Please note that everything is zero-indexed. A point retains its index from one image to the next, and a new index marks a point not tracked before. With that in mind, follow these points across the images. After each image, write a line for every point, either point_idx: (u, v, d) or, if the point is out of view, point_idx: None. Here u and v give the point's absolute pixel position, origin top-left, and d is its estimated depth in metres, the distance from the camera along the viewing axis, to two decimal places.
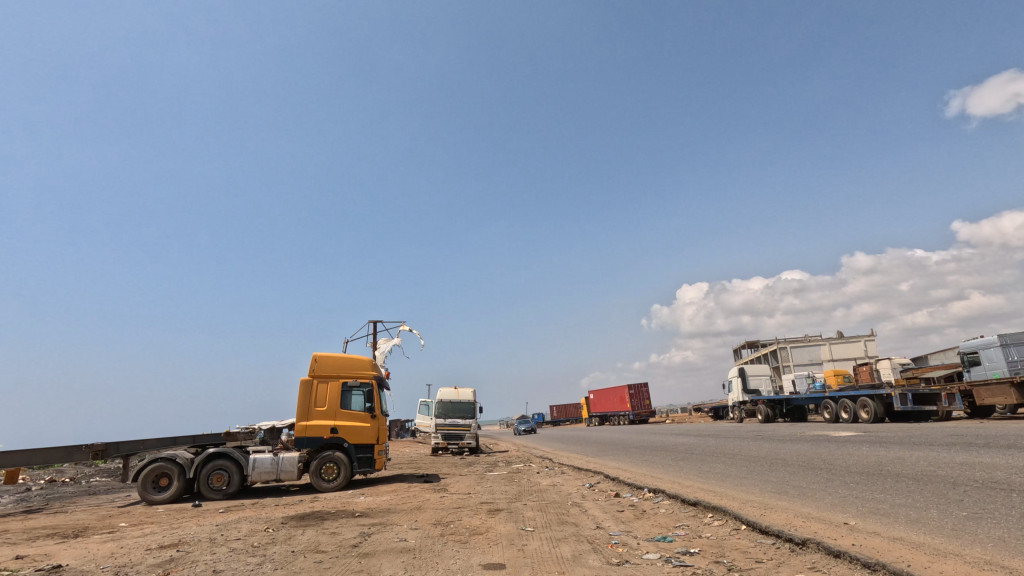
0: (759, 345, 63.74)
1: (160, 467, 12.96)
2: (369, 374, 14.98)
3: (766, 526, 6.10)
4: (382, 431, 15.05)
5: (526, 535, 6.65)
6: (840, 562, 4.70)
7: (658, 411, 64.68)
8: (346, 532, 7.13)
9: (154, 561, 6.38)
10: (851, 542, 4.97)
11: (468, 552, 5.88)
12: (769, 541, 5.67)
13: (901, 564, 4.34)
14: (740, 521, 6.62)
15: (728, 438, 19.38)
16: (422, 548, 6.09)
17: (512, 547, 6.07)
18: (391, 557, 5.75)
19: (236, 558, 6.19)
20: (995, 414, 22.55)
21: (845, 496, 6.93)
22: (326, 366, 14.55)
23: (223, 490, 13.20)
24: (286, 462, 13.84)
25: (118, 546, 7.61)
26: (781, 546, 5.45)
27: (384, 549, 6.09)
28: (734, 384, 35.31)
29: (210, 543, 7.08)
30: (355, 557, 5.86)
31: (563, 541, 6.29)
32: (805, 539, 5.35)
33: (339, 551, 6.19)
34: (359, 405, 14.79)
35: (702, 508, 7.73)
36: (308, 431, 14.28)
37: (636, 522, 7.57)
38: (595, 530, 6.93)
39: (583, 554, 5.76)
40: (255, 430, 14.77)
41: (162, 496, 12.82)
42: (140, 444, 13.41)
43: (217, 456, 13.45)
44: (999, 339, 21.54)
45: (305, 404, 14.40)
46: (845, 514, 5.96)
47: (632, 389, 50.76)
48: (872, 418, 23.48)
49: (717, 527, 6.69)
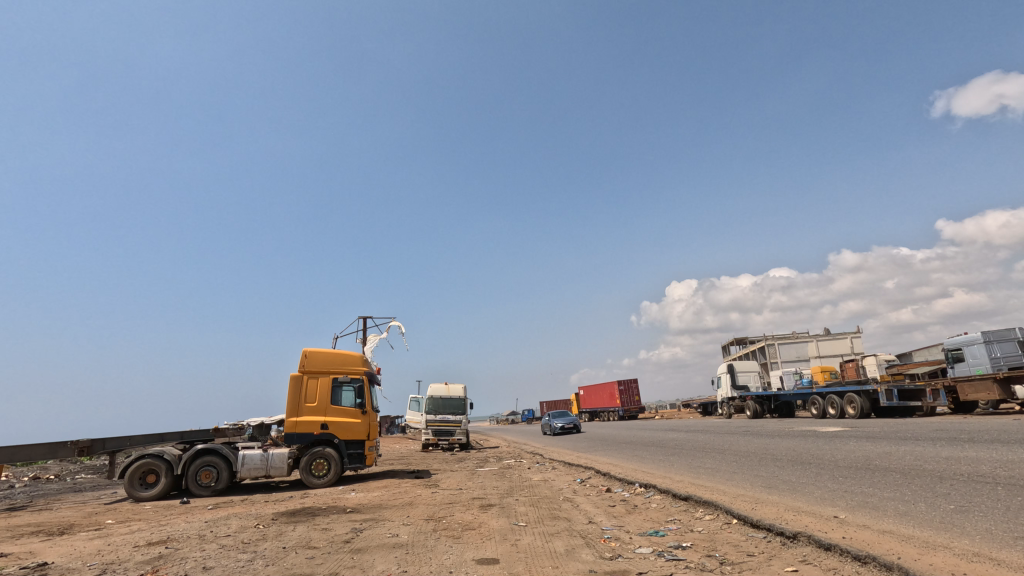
0: (747, 342, 64.52)
1: (148, 464, 12.84)
2: (359, 370, 14.90)
3: (758, 520, 6.14)
4: (374, 426, 14.98)
5: (519, 530, 6.63)
6: (830, 555, 4.74)
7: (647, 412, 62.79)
8: (338, 528, 7.08)
9: (143, 558, 6.31)
10: (842, 535, 5.00)
11: (461, 547, 5.86)
12: (760, 535, 5.71)
13: (892, 556, 4.38)
14: (731, 515, 6.66)
15: (717, 434, 19.52)
16: (414, 543, 6.05)
17: (505, 542, 6.06)
18: (383, 552, 5.73)
19: (226, 556, 6.11)
20: (978, 410, 22.91)
21: (835, 491, 7.00)
22: (316, 362, 14.45)
23: (211, 487, 13.10)
24: (276, 457, 13.73)
25: (106, 543, 7.51)
26: (773, 539, 5.48)
27: (376, 545, 6.04)
28: (723, 380, 35.61)
29: (199, 539, 7.00)
30: (347, 552, 5.83)
31: (556, 536, 6.28)
32: (795, 532, 5.39)
33: (331, 547, 6.15)
34: (349, 401, 14.72)
35: (693, 503, 7.77)
36: (298, 427, 14.22)
37: (628, 517, 7.59)
38: (588, 525, 6.95)
39: (576, 549, 5.75)
40: (244, 427, 14.79)
41: (149, 493, 12.69)
42: (126, 440, 13.19)
43: (205, 452, 13.34)
44: (982, 336, 21.89)
45: (294, 400, 14.32)
46: (835, 507, 6.01)
47: (623, 385, 51.25)
48: (858, 414, 23.79)
49: (708, 521, 6.73)
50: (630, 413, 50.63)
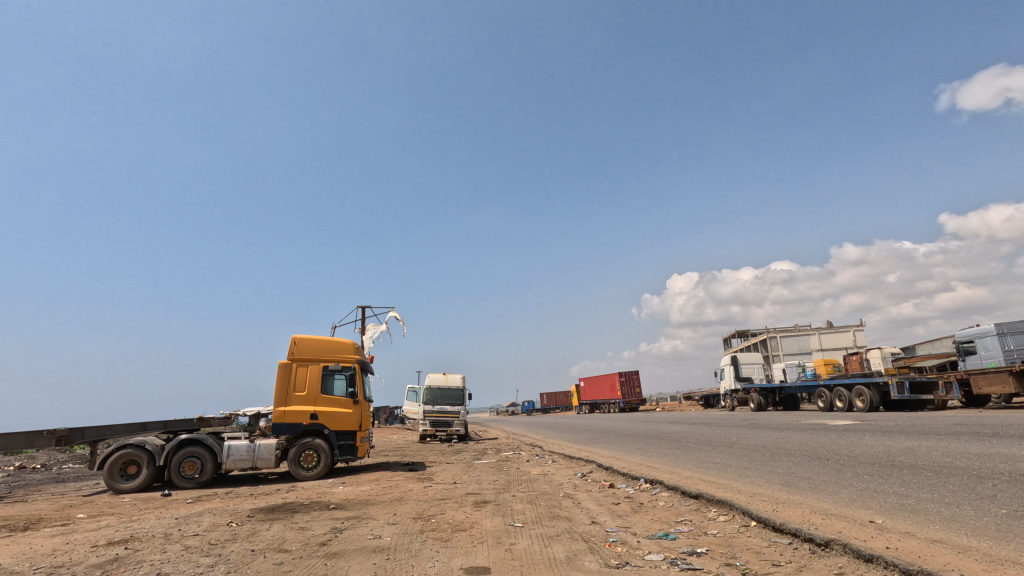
0: (749, 335, 64.17)
1: (128, 454, 12.25)
2: (352, 358, 14.30)
3: (781, 523, 5.50)
4: (365, 417, 14.36)
5: (513, 532, 5.99)
6: (873, 568, 4.10)
7: (676, 408, 47.60)
8: (315, 528, 6.45)
9: (95, 561, 5.66)
10: (885, 545, 4.34)
11: (449, 552, 5.23)
12: (785, 541, 5.09)
13: (952, 572, 3.72)
14: (749, 517, 6.03)
15: (721, 426, 19.01)
16: (398, 547, 5.42)
17: (499, 546, 5.44)
18: (361, 558, 5.10)
19: (186, 559, 5.46)
20: (990, 404, 22.24)
21: (863, 490, 6.35)
22: (306, 350, 13.84)
23: (195, 479, 12.49)
24: (263, 448, 13.18)
25: (63, 543, 6.87)
26: (800, 546, 4.86)
27: (354, 549, 5.41)
28: (726, 372, 35.15)
29: (164, 540, 6.37)
30: (321, 558, 5.18)
31: (556, 540, 5.65)
32: (827, 540, 4.75)
33: (304, 551, 5.51)
34: (341, 390, 14.11)
35: (705, 502, 7.14)
36: (286, 417, 13.61)
37: (634, 516, 6.96)
38: (590, 527, 6.31)
39: (578, 555, 5.11)
40: (234, 416, 14.04)
41: (130, 484, 12.13)
42: (107, 430, 12.59)
43: (188, 443, 12.72)
44: (996, 329, 21.29)
45: (284, 389, 13.71)
46: (868, 511, 5.36)
47: (624, 376, 50.75)
48: (868, 407, 23.12)
49: (723, 524, 6.10)
50: (630, 405, 50.38)
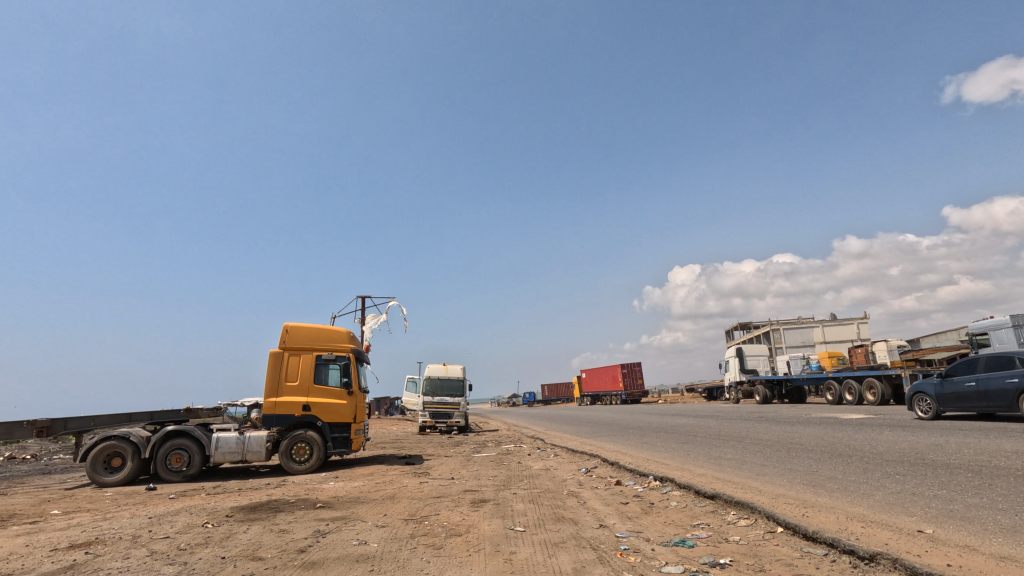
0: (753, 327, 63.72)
1: (113, 446, 11.74)
2: (346, 347, 13.70)
3: (814, 530, 4.91)
4: (360, 408, 13.81)
5: (515, 538, 5.40)
6: None
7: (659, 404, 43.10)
8: (297, 531, 5.88)
9: (48, 569, 5.09)
10: (945, 562, 3.74)
11: (441, 563, 4.63)
12: (820, 552, 4.51)
13: None
14: (775, 522, 5.45)
15: (727, 419, 18.44)
16: (384, 555, 4.85)
17: (497, 556, 4.83)
18: (342, 569, 4.52)
19: (146, 568, 4.87)
20: None
21: (900, 493, 5.75)
22: (298, 338, 13.26)
23: (182, 472, 11.96)
24: (254, 441, 12.63)
25: (25, 544, 6.31)
26: (839, 559, 4.27)
27: (335, 557, 4.82)
28: (730, 364, 34.67)
29: (131, 543, 5.80)
30: (297, 569, 4.59)
31: (562, 548, 5.04)
32: (872, 553, 4.15)
33: (280, 558, 4.92)
34: (335, 380, 13.54)
35: (722, 503, 6.56)
36: (277, 408, 13.07)
37: (645, 519, 6.38)
38: (598, 531, 5.75)
39: (587, 568, 4.51)
40: (221, 407, 13.33)
41: (114, 477, 11.60)
42: (90, 421, 12.01)
43: (176, 435, 12.17)
44: (1011, 320, 20.63)
45: (275, 379, 13.14)
46: (913, 518, 4.77)
47: (626, 368, 50.21)
48: (879, 400, 22.50)
49: (746, 529, 5.52)
50: (632, 397, 49.95)
